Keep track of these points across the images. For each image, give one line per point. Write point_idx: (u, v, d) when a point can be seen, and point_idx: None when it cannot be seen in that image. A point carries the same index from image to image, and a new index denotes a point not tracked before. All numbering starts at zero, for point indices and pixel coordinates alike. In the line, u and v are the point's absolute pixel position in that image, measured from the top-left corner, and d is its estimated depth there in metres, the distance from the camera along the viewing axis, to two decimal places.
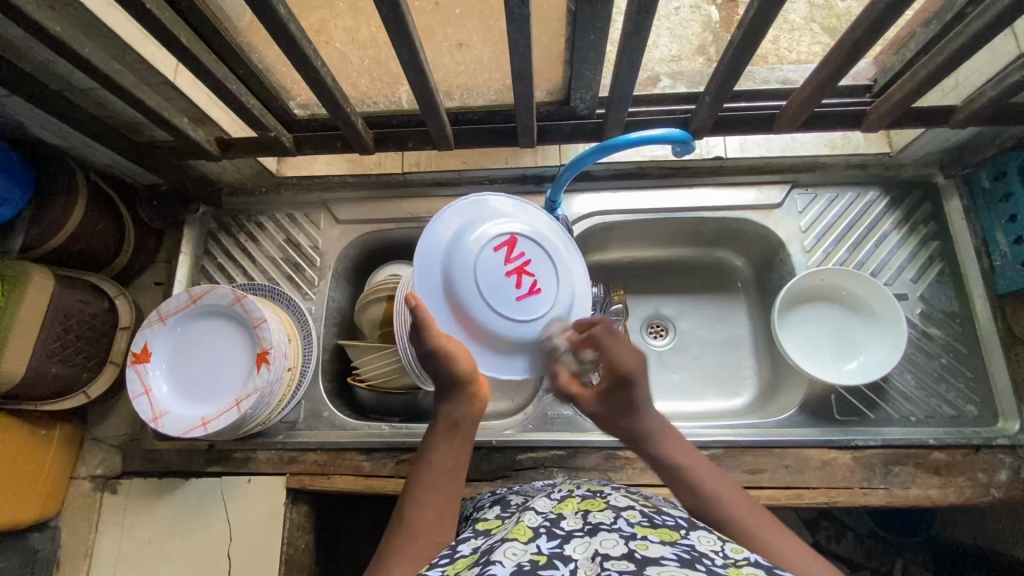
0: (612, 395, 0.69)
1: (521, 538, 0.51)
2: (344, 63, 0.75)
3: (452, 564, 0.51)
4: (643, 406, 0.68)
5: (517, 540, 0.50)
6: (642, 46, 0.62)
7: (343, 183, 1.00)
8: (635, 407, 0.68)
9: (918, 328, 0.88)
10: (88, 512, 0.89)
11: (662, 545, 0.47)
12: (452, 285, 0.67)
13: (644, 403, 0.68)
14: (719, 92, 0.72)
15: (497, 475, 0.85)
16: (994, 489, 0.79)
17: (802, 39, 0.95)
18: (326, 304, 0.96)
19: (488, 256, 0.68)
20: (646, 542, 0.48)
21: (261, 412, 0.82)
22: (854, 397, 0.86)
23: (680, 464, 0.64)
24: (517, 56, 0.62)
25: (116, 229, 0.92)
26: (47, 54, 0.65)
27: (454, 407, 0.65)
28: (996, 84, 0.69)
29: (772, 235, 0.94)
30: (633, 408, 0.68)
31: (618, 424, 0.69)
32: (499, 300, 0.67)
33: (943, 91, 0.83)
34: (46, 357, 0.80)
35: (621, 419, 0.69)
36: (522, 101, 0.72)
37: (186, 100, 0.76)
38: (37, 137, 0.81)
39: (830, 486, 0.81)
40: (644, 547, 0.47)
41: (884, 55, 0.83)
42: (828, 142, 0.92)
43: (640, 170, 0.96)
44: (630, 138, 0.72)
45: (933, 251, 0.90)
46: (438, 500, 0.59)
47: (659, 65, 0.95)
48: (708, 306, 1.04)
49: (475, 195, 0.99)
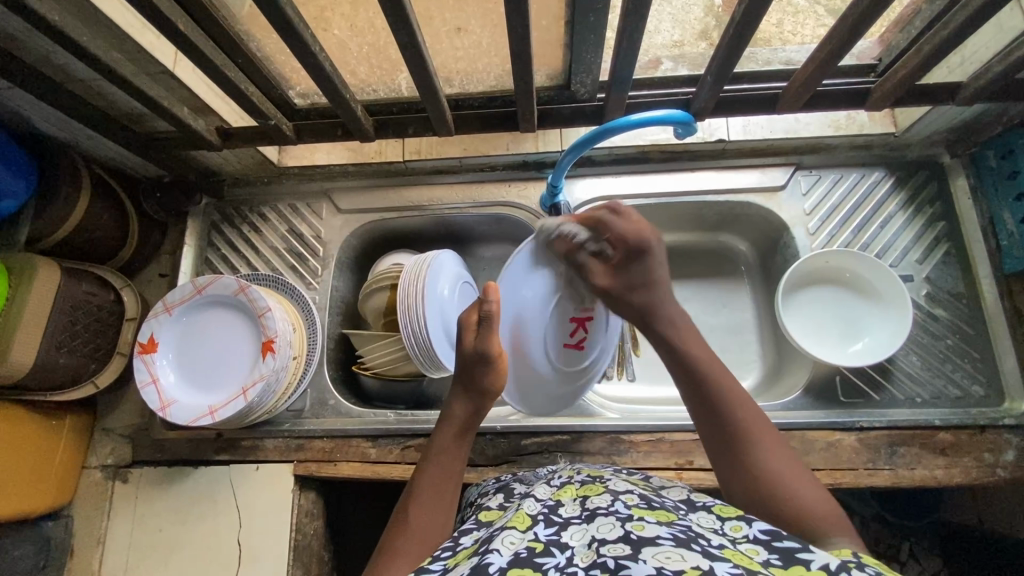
0: (627, 267, 0.74)
1: (520, 526, 0.52)
2: (342, 51, 0.75)
3: (454, 556, 0.51)
4: (657, 283, 0.73)
5: (515, 528, 0.51)
6: (642, 27, 0.61)
7: (344, 172, 1.00)
8: (650, 280, 0.73)
9: (924, 309, 0.87)
10: (100, 500, 0.91)
11: (658, 525, 0.47)
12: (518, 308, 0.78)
13: (657, 282, 0.73)
14: (719, 74, 0.71)
15: (502, 460, 0.86)
16: (1000, 469, 0.79)
17: (805, 21, 0.94)
18: (330, 293, 0.96)
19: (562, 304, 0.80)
20: (642, 523, 0.48)
21: (268, 401, 0.83)
22: (859, 379, 0.86)
23: (701, 366, 0.65)
24: (515, 39, 0.61)
25: (120, 221, 0.92)
26: (46, 44, 0.65)
27: (467, 407, 0.69)
28: (1003, 58, 0.68)
29: (776, 218, 0.93)
30: (649, 282, 0.73)
31: (633, 296, 0.73)
32: (554, 337, 0.81)
33: (948, 69, 0.81)
34: (53, 348, 0.80)
35: (634, 293, 0.73)
36: (521, 85, 0.71)
37: (186, 89, 0.76)
38: (39, 130, 0.82)
39: (835, 467, 0.81)
40: (639, 527, 0.47)
41: (889, 33, 0.82)
42: (833, 122, 0.91)
43: (641, 155, 0.95)
44: (631, 119, 0.72)
45: (939, 232, 0.89)
46: (438, 498, 0.62)
47: (660, 49, 0.94)
48: (711, 290, 1.04)
49: (477, 182, 0.98)
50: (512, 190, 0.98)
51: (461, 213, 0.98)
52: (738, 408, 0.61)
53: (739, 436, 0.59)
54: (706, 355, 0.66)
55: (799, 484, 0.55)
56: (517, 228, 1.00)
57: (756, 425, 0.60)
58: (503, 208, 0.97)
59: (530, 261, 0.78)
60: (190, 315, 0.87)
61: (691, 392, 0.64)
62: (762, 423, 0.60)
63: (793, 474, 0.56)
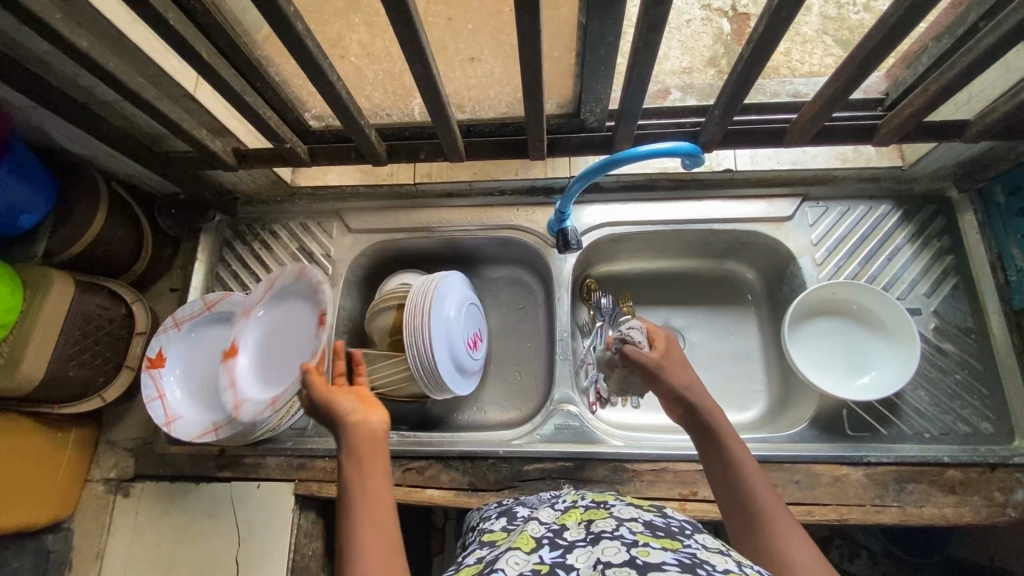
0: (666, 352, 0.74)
1: (524, 547, 0.52)
2: (358, 77, 0.77)
3: (461, 571, 0.52)
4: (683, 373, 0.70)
5: (521, 550, 0.51)
6: (651, 62, 0.62)
7: (356, 193, 1.02)
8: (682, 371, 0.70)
9: (932, 343, 0.87)
10: (101, 514, 0.91)
11: (664, 550, 0.47)
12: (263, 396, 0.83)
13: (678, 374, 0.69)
14: (727, 109, 0.72)
15: (504, 486, 0.85)
16: (1011, 509, 0.78)
17: (814, 49, 0.99)
18: (337, 312, 0.97)
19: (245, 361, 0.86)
20: (648, 548, 0.47)
21: (273, 418, 0.83)
22: (866, 412, 0.84)
23: (722, 438, 0.62)
24: (528, 73, 0.63)
25: (135, 235, 0.94)
26: (72, 68, 0.67)
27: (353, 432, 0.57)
28: (1010, 98, 0.69)
29: (783, 247, 0.94)
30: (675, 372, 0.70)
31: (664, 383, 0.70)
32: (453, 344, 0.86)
33: (955, 106, 0.82)
34: (64, 361, 0.81)
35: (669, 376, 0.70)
36: (532, 114, 0.73)
37: (206, 112, 0.78)
38: (59, 146, 0.84)
39: (842, 502, 0.80)
40: (645, 553, 0.46)
41: (896, 69, 0.84)
42: (840, 155, 0.91)
43: (649, 182, 0.96)
44: (639, 151, 0.73)
45: (946, 265, 0.89)
46: (373, 527, 0.50)
47: (670, 76, 0.98)
48: (717, 318, 1.03)
49: (486, 206, 1.00)
50: (519, 214, 0.99)
51: (469, 236, 0.99)
52: (755, 485, 0.57)
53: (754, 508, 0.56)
54: (728, 433, 0.62)
55: (800, 549, 0.52)
56: (524, 251, 1.01)
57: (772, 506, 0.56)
58: (511, 232, 0.98)
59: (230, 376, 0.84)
60: (213, 331, 0.88)
61: (709, 459, 0.61)
62: (780, 508, 0.56)
63: (806, 553, 0.52)
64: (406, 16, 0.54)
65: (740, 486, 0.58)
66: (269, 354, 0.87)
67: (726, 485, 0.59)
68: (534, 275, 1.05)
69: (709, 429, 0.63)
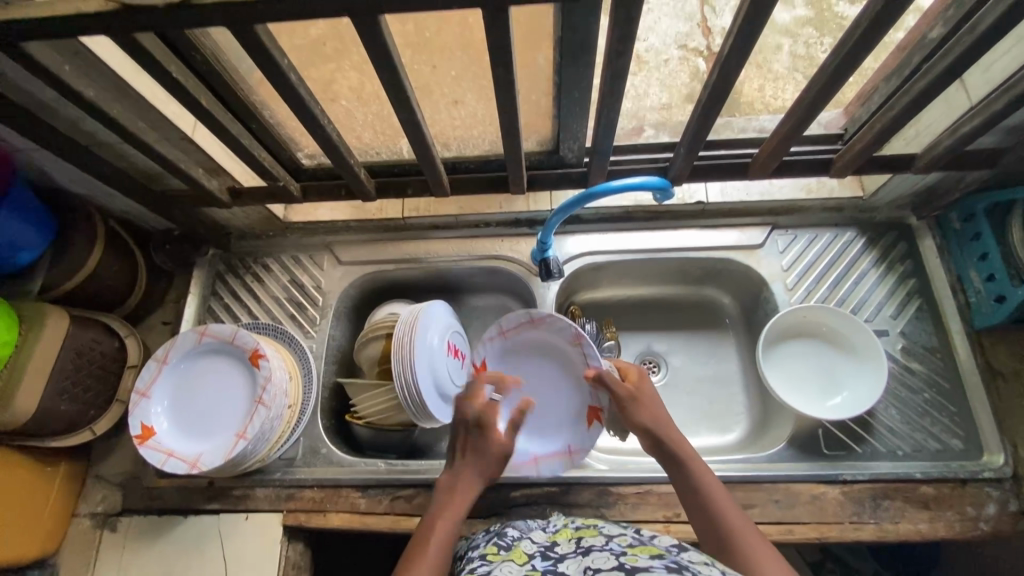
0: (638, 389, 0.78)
1: (518, 560, 0.54)
2: (349, 119, 0.82)
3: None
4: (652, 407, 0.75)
5: (514, 561, 0.54)
6: (618, 106, 0.68)
7: (346, 227, 1.06)
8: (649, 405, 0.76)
9: (900, 363, 0.90)
10: (87, 551, 0.90)
11: (651, 557, 0.49)
12: (228, 431, 0.84)
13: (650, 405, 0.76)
14: (691, 146, 0.77)
15: (491, 512, 0.86)
16: (983, 523, 0.80)
17: (784, 86, 1.06)
18: (327, 342, 0.99)
19: (194, 405, 0.87)
20: (636, 556, 0.50)
21: (262, 448, 0.84)
22: (841, 431, 0.87)
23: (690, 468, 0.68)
24: (506, 116, 0.68)
25: (129, 270, 0.97)
26: (76, 113, 0.71)
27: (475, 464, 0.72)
28: (951, 133, 0.75)
29: (755, 273, 0.98)
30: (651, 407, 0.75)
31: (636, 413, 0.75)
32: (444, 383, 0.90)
33: (906, 139, 0.88)
34: (55, 394, 0.83)
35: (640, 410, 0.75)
36: (513, 153, 0.77)
37: (203, 152, 0.82)
38: (60, 185, 0.87)
39: (821, 520, 0.81)
40: (634, 559, 0.49)
41: (852, 106, 0.90)
42: (805, 187, 0.98)
43: (627, 214, 1.01)
44: (613, 185, 0.77)
45: (910, 288, 0.94)
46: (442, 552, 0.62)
47: (649, 112, 1.04)
48: (697, 343, 1.07)
49: (472, 237, 1.04)
50: (504, 244, 1.03)
51: (456, 266, 1.03)
52: (726, 508, 0.63)
53: (724, 530, 0.61)
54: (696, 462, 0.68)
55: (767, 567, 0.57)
56: (509, 280, 1.04)
57: (749, 533, 0.60)
58: (497, 262, 1.02)
59: (189, 425, 0.86)
60: (200, 359, 0.89)
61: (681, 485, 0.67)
62: (752, 531, 0.61)
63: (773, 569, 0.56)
64: (391, 68, 0.59)
65: (712, 508, 0.63)
66: (202, 403, 0.87)
67: (709, 523, 0.62)
68: (519, 302, 1.08)
69: (681, 459, 0.69)
